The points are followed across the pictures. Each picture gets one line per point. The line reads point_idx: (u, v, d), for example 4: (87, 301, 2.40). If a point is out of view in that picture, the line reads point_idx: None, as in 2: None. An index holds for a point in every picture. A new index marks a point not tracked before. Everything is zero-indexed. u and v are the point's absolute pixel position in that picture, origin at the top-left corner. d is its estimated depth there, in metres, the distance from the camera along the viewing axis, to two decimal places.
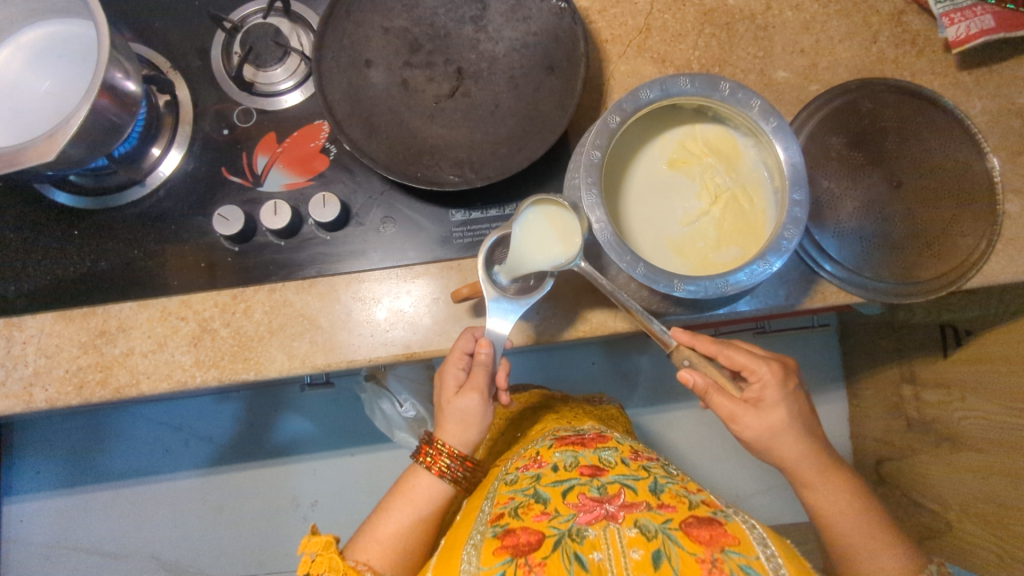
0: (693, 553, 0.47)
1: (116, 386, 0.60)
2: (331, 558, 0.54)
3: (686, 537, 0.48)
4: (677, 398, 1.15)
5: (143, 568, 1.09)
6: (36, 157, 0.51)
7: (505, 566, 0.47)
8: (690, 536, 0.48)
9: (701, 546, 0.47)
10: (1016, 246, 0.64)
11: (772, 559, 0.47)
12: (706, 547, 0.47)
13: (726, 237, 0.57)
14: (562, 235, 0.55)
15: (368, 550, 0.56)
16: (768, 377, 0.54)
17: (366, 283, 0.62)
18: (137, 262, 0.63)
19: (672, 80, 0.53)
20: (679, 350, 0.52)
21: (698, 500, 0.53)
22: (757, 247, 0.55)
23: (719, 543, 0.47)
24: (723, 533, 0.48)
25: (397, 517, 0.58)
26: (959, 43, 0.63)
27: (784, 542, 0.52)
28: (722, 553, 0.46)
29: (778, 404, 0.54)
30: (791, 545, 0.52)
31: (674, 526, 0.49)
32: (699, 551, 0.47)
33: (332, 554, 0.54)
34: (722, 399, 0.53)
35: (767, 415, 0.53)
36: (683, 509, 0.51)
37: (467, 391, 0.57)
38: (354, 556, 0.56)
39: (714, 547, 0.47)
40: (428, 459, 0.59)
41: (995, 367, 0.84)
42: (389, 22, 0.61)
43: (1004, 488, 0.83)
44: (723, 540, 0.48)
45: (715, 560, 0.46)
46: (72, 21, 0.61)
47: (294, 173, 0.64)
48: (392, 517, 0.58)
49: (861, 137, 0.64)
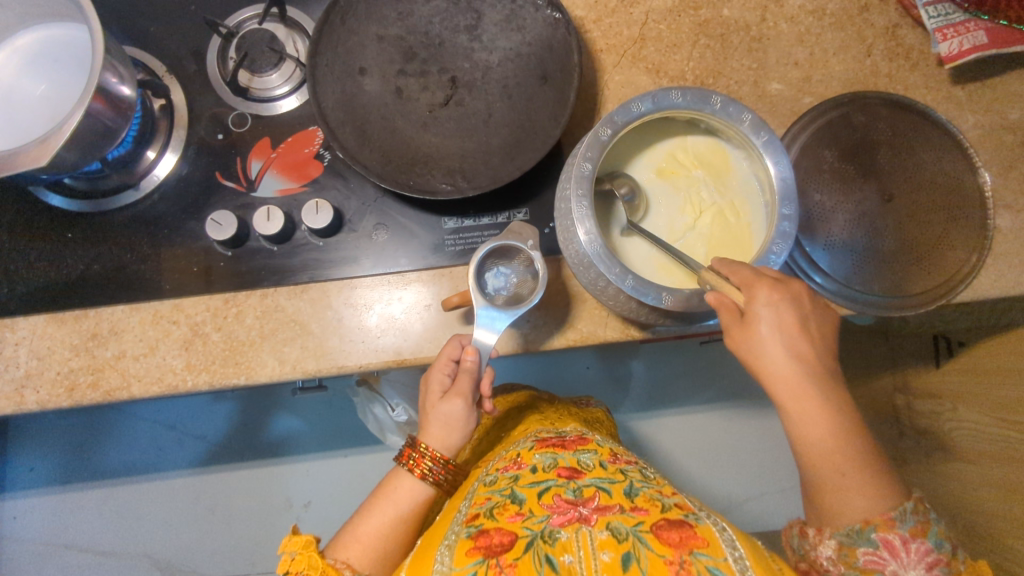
0: (662, 556, 0.47)
1: (108, 388, 0.61)
2: (310, 557, 0.54)
3: (656, 539, 0.48)
4: (670, 404, 1.16)
5: (135, 568, 1.09)
6: (30, 162, 0.51)
7: (477, 567, 0.48)
8: (660, 538, 0.48)
9: (670, 549, 0.47)
10: (1006, 261, 0.64)
11: (740, 560, 0.47)
12: (675, 549, 0.47)
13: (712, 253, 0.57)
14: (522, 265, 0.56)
15: (347, 549, 0.56)
16: (761, 290, 0.48)
17: (358, 289, 0.62)
18: (130, 265, 0.63)
19: (664, 93, 0.53)
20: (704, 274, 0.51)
21: (671, 504, 0.53)
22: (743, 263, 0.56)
23: (688, 545, 0.47)
24: (693, 536, 0.48)
25: (377, 518, 0.58)
26: (951, 58, 0.63)
27: (752, 541, 0.53)
28: (690, 555, 0.46)
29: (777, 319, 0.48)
30: (756, 542, 0.53)
31: (645, 529, 0.49)
32: (668, 553, 0.47)
33: (311, 552, 0.54)
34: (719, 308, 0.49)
35: (754, 328, 0.48)
36: (655, 512, 0.51)
37: (451, 396, 0.58)
38: (333, 554, 0.56)
39: (683, 549, 0.47)
40: (411, 462, 0.60)
41: (987, 378, 0.85)
42: (384, 30, 0.62)
43: (987, 495, 0.84)
44: (693, 542, 0.48)
45: (682, 562, 0.46)
46: (68, 26, 0.61)
47: (288, 178, 0.64)
48: (373, 518, 0.58)
49: (852, 150, 0.64)
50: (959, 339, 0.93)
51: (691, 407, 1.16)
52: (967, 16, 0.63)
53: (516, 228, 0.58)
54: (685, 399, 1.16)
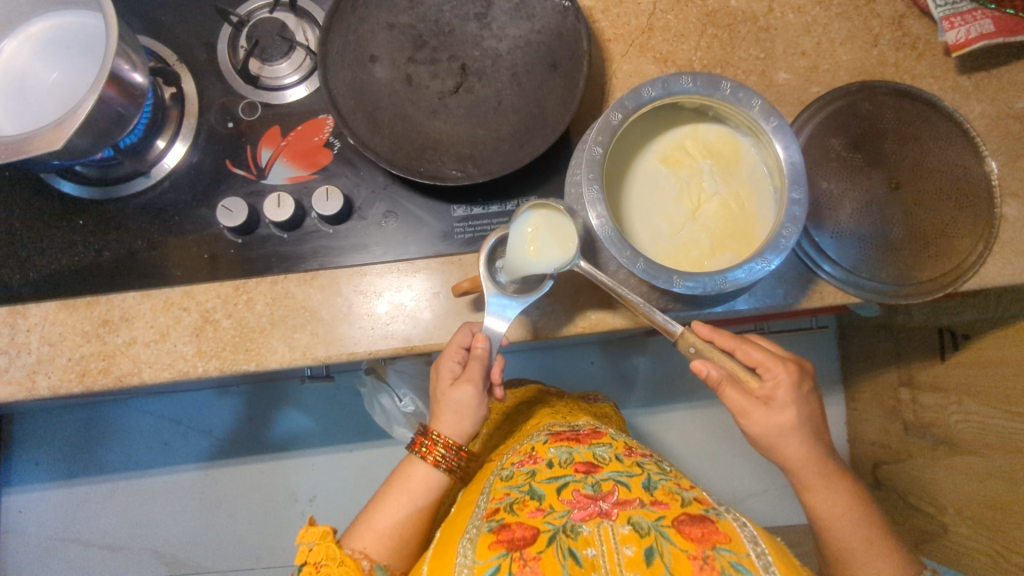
0: (685, 551, 0.47)
1: (118, 374, 0.61)
2: (328, 547, 0.55)
3: (678, 534, 0.49)
4: (674, 398, 1.16)
5: (142, 561, 1.10)
6: (44, 146, 0.51)
7: (501, 560, 0.48)
8: (683, 533, 0.49)
9: (693, 544, 0.48)
10: (1012, 250, 0.64)
11: (762, 556, 0.47)
12: (698, 544, 0.48)
13: (719, 244, 0.57)
14: (557, 238, 0.55)
15: (364, 539, 0.57)
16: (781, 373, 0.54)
17: (368, 277, 0.63)
18: (141, 252, 0.63)
19: (675, 79, 0.53)
20: (684, 338, 0.53)
21: (690, 498, 0.54)
22: (750, 253, 0.56)
23: (710, 541, 0.48)
24: (715, 531, 0.49)
25: (392, 507, 0.58)
26: (958, 47, 0.63)
27: (778, 546, 0.52)
28: (713, 551, 0.47)
29: (789, 404, 0.53)
30: (785, 549, 0.52)
31: (667, 524, 0.50)
32: (691, 548, 0.47)
33: (330, 543, 0.55)
34: (734, 394, 0.53)
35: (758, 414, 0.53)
36: (676, 507, 0.52)
37: (462, 382, 0.57)
38: (350, 544, 0.57)
39: (705, 544, 0.48)
40: (423, 449, 0.59)
41: (995, 371, 0.84)
42: (394, 19, 0.62)
43: (1001, 492, 0.84)
44: (715, 537, 0.48)
45: (706, 557, 0.47)
46: (81, 14, 0.62)
47: (298, 166, 0.64)
48: (388, 507, 0.58)
49: (859, 139, 0.65)
50: (964, 331, 0.90)
51: (696, 401, 1.16)
52: (974, 5, 0.63)
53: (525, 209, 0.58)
54: (690, 393, 1.16)
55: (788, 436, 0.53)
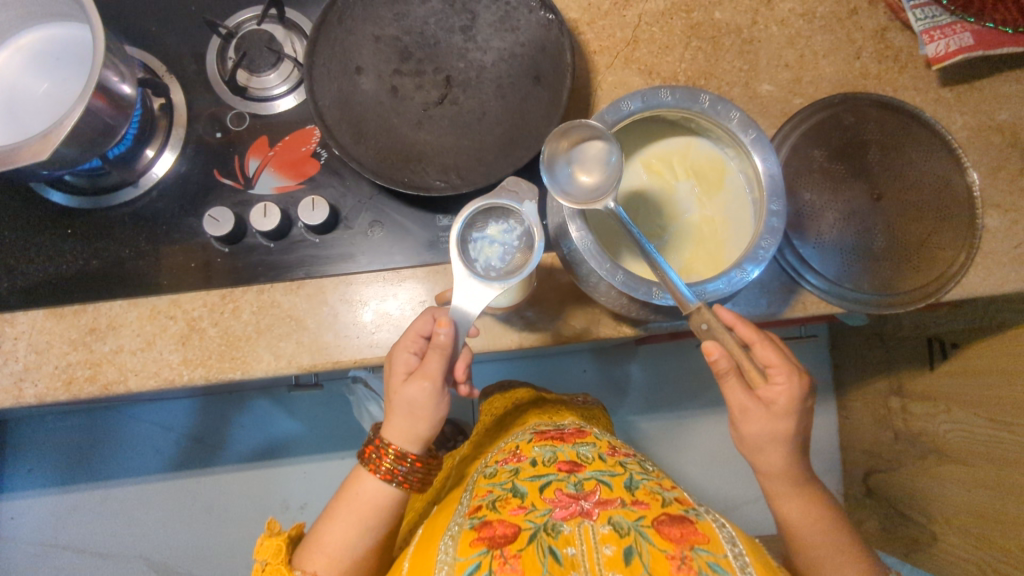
0: (663, 551, 0.48)
1: (105, 383, 0.61)
2: (278, 571, 0.55)
3: (658, 534, 0.49)
4: (666, 405, 1.16)
5: (132, 569, 1.09)
6: (31, 156, 0.52)
7: (482, 558, 0.48)
8: (662, 533, 0.49)
9: (672, 544, 0.48)
10: (993, 260, 0.65)
11: (739, 557, 0.48)
12: (676, 544, 0.48)
13: (685, 264, 0.58)
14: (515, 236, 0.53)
15: (314, 562, 0.56)
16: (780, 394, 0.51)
17: (354, 285, 0.63)
18: (129, 261, 0.64)
19: (654, 93, 0.54)
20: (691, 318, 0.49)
21: (671, 498, 0.54)
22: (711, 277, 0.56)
23: (689, 541, 0.48)
24: (694, 532, 0.49)
25: (342, 526, 0.57)
26: (938, 60, 0.64)
27: (756, 546, 0.52)
28: (691, 551, 0.48)
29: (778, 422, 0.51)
30: (763, 550, 0.52)
31: (647, 524, 0.50)
32: (669, 548, 0.48)
33: (279, 565, 0.56)
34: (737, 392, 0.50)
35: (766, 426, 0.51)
36: (656, 507, 0.52)
37: (417, 378, 0.54)
38: (302, 565, 0.56)
39: (684, 545, 0.48)
40: (373, 460, 0.57)
41: (982, 380, 0.85)
42: (380, 31, 0.63)
43: (996, 502, 0.83)
44: (693, 538, 0.49)
45: (684, 557, 0.47)
46: (71, 25, 0.63)
47: (285, 176, 0.65)
48: (337, 526, 0.57)
49: (841, 148, 0.65)
50: (953, 340, 0.90)
51: (688, 409, 1.16)
52: (954, 18, 0.64)
53: (511, 185, 0.55)
54: (682, 401, 1.16)
55: (772, 443, 0.51)
